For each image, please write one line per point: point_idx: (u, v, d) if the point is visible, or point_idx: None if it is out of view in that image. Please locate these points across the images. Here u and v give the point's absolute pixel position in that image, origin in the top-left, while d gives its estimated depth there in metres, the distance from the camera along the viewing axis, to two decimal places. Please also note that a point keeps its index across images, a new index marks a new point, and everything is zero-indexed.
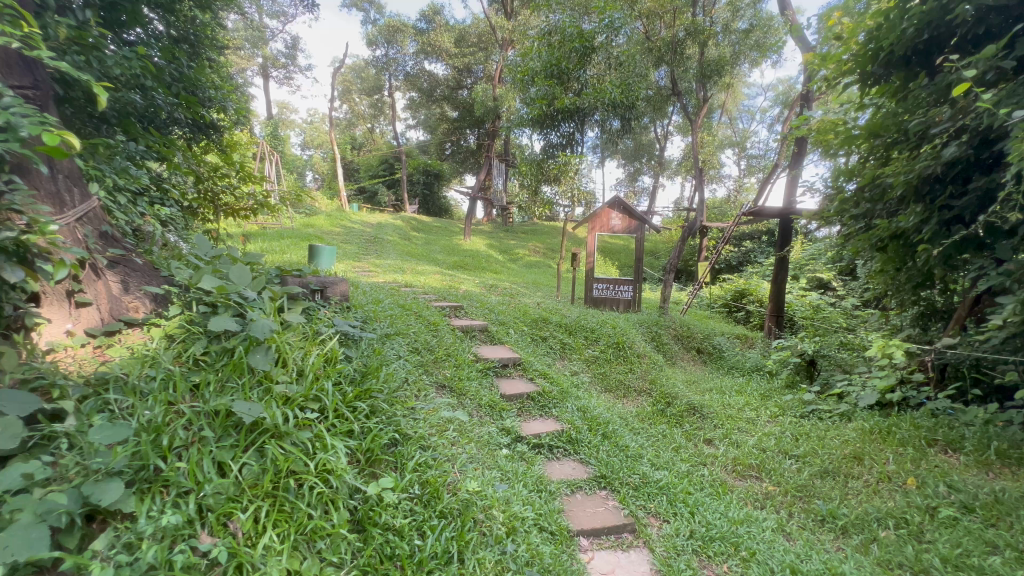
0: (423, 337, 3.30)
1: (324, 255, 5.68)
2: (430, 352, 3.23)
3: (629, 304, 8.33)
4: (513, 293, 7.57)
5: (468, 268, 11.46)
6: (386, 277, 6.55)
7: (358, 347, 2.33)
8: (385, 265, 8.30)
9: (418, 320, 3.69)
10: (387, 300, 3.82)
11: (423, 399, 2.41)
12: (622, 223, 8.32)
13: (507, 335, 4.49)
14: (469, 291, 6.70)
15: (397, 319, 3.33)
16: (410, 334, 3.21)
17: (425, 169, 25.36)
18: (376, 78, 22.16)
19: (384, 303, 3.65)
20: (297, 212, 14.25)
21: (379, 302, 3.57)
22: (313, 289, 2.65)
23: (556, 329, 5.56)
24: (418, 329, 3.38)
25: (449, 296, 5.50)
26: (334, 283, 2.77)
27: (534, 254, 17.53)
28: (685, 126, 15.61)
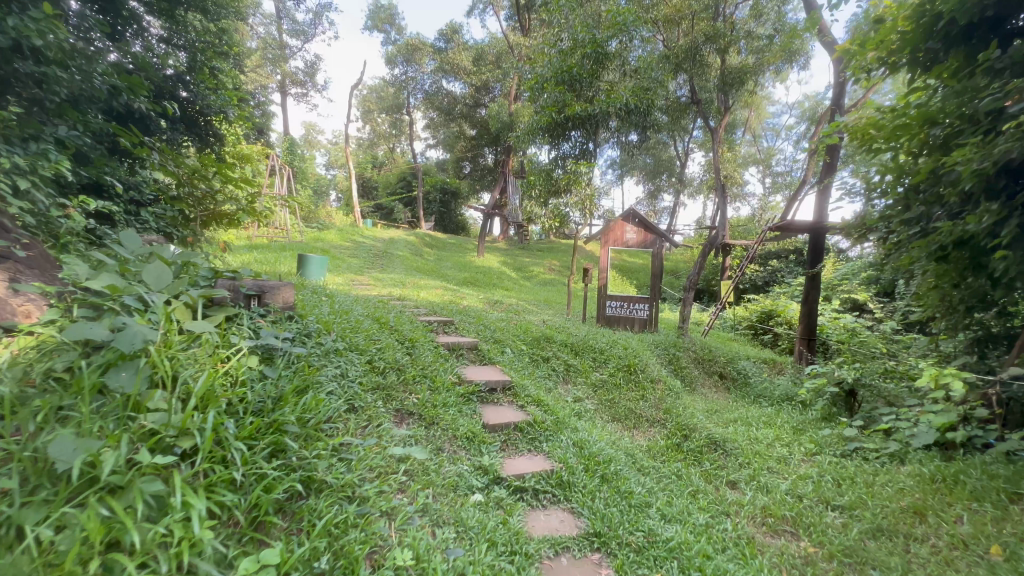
0: (391, 354, 2.85)
1: (312, 266, 5.42)
2: (398, 372, 2.77)
3: (646, 323, 7.73)
4: (520, 310, 7.07)
5: (478, 285, 11.07)
6: (381, 291, 6.17)
7: (286, 366, 1.90)
8: (386, 279, 7.94)
9: (392, 336, 3.25)
10: (359, 313, 3.40)
11: (367, 433, 1.94)
12: (638, 237, 7.81)
13: (500, 354, 4.01)
14: (470, 307, 6.27)
15: (363, 334, 2.89)
16: (376, 351, 2.77)
17: (442, 187, 25.36)
18: (396, 97, 22.47)
19: (354, 316, 3.22)
20: (309, 226, 14.21)
21: (346, 315, 3.15)
22: (248, 295, 2.30)
23: (560, 349, 5.04)
24: (387, 346, 2.94)
25: (443, 311, 5.05)
26: (276, 288, 2.40)
27: (549, 272, 17.03)
28: (706, 141, 15.14)
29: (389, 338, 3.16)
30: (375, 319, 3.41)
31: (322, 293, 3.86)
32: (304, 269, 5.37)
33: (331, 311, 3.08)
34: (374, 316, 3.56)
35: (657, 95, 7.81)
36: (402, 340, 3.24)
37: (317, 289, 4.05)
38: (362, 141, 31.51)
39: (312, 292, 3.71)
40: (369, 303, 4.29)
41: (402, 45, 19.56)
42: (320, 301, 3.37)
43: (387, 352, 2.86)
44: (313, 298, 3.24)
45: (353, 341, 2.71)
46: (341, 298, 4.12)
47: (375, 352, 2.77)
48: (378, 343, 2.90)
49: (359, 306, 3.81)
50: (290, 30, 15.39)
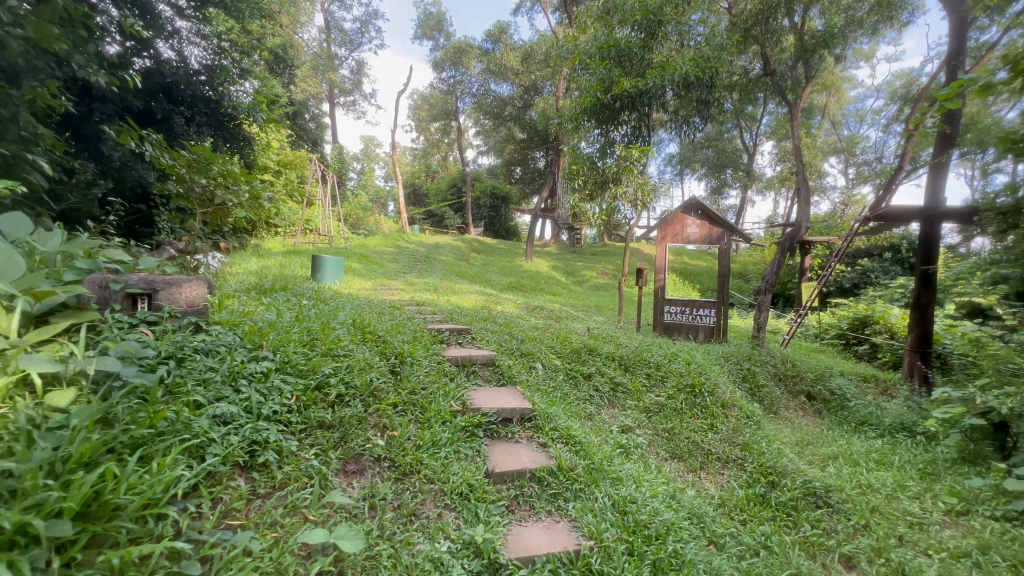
0: (362, 372, 2.17)
1: (326, 268, 4.93)
2: (367, 397, 2.08)
3: (712, 332, 6.62)
4: (562, 317, 6.24)
5: (523, 290, 10.33)
6: (406, 296, 5.57)
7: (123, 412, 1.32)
8: (419, 283, 7.38)
9: (376, 347, 2.55)
10: (341, 318, 2.75)
11: (250, 519, 1.31)
12: (701, 231, 6.70)
13: (525, 373, 3.21)
14: (504, 313, 5.53)
15: (327, 342, 2.23)
16: (338, 368, 2.10)
17: (492, 192, 24.95)
18: (445, 103, 22.38)
19: (329, 320, 2.56)
20: (355, 233, 14.18)
21: (317, 320, 2.50)
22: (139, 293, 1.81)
23: (604, 364, 4.16)
24: (359, 360, 2.25)
25: (464, 317, 4.35)
26: (180, 285, 1.94)
27: (602, 276, 15.95)
28: (780, 128, 13.51)
29: (370, 349, 2.48)
30: (358, 325, 2.74)
31: (311, 297, 3.27)
32: (319, 272, 4.90)
33: (296, 315, 2.44)
34: (363, 322, 2.90)
35: (722, 65, 6.61)
36: (390, 353, 2.54)
37: (312, 293, 3.49)
38: (415, 150, 31.92)
39: (296, 295, 3.12)
40: (371, 310, 3.66)
41: (449, 49, 19.33)
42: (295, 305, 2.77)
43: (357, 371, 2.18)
44: (284, 302, 2.64)
45: (303, 355, 2.05)
46: (338, 304, 3.52)
47: (336, 369, 2.09)
48: (348, 357, 2.23)
49: (354, 313, 3.18)
50: (339, 40, 16.38)
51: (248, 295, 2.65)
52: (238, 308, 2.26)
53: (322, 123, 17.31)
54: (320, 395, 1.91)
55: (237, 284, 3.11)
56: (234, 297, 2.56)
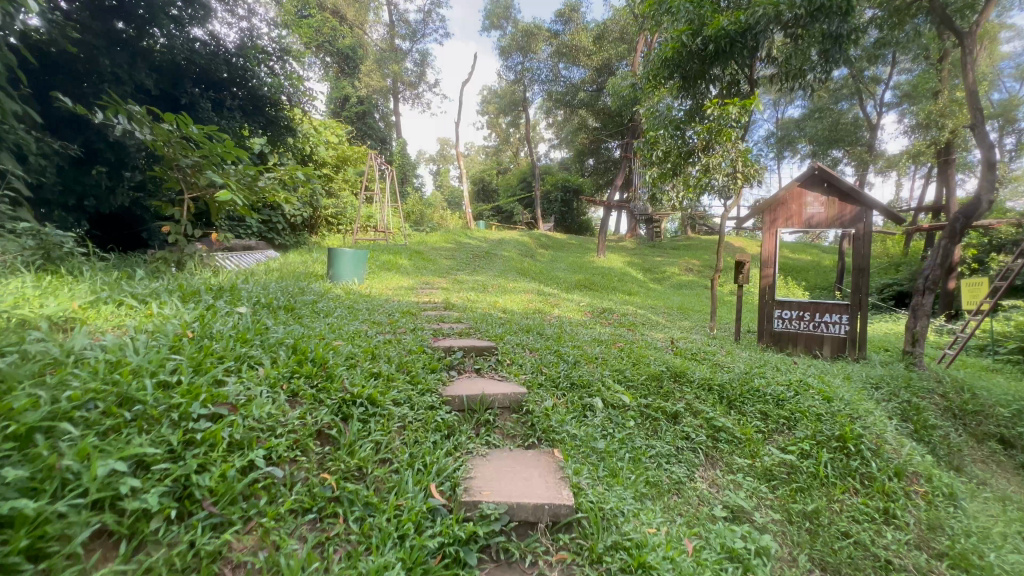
0: (227, 458, 1.12)
1: (344, 264, 4.13)
2: (224, 511, 1.05)
3: (842, 345, 4.98)
4: (637, 323, 5.00)
5: (591, 289, 9.09)
6: (443, 297, 4.63)
7: None
8: (469, 281, 6.45)
9: (312, 387, 1.53)
10: (280, 335, 1.78)
11: None
12: (827, 211, 5.05)
13: (572, 422, 2.06)
14: (560, 318, 4.39)
15: (191, 385, 1.23)
16: (178, 448, 1.08)
17: (563, 185, 23.72)
18: (513, 94, 21.53)
19: (243, 340, 1.59)
20: (418, 230, 13.76)
21: (219, 339, 1.53)
22: None
23: (696, 399, 2.91)
24: (244, 425, 1.23)
25: (500, 326, 3.28)
26: None
27: (685, 273, 14.15)
28: (918, 86, 10.90)
29: (295, 394, 1.47)
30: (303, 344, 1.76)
31: (280, 299, 2.40)
32: (335, 269, 4.12)
33: (178, 331, 1.48)
34: (323, 339, 1.94)
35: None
36: (330, 398, 1.51)
37: (293, 295, 2.65)
38: (486, 146, 31.48)
39: (251, 296, 2.25)
40: (369, 319, 2.72)
41: (516, 35, 18.32)
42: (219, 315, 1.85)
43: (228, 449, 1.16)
44: (181, 310, 1.68)
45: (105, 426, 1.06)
46: (328, 311, 2.64)
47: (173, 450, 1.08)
48: (225, 415, 1.22)
49: (331, 326, 2.25)
50: (403, 33, 16.14)
51: (149, 300, 1.79)
52: (45, 330, 1.30)
53: (390, 121, 17.16)
54: (66, 535, 0.86)
55: (183, 281, 2.32)
56: (99, 306, 1.63)
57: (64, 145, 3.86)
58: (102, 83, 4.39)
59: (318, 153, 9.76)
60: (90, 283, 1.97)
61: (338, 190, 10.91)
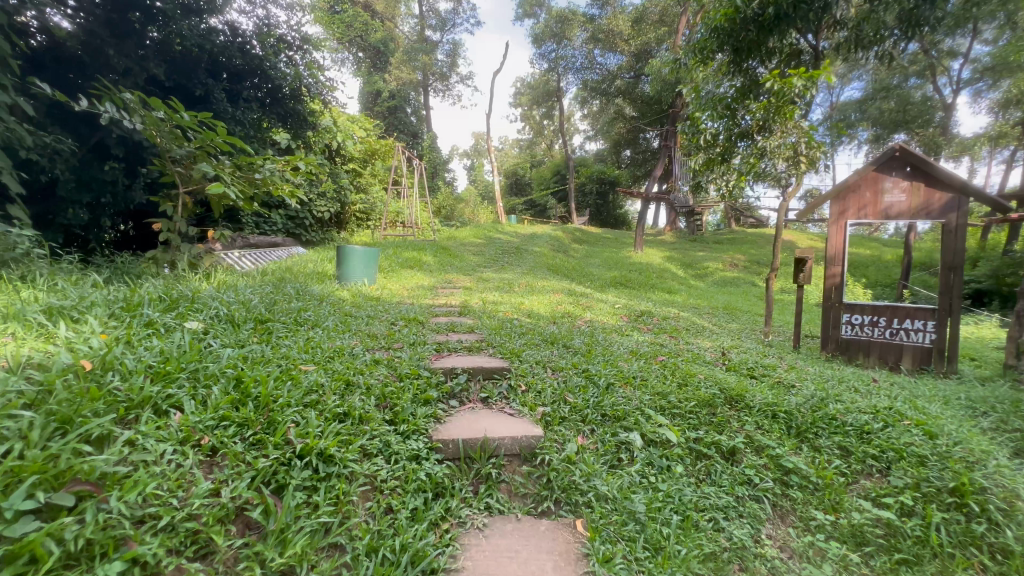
0: None
1: (354, 263, 3.79)
2: None
3: (927, 357, 4.25)
4: (680, 328, 4.45)
5: (627, 287, 8.53)
6: (461, 299, 4.24)
7: None
8: (495, 279, 6.02)
9: (243, 440, 1.14)
10: (224, 363, 1.39)
11: None
12: (909, 199, 4.32)
13: (602, 468, 1.60)
14: (590, 323, 3.91)
15: (34, 459, 0.86)
16: None
17: (598, 177, 22.96)
18: (547, 84, 20.95)
19: (162, 374, 1.21)
20: (448, 226, 13.51)
21: (126, 375, 1.16)
22: None
23: (758, 430, 2.38)
24: (103, 519, 0.84)
25: (521, 335, 2.84)
26: None
27: (729, 269, 13.26)
28: (1005, 58, 9.62)
29: (214, 453, 1.07)
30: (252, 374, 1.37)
31: (255, 307, 2.04)
32: (345, 269, 3.79)
33: (67, 364, 1.12)
34: (288, 365, 1.55)
35: None
36: (265, 457, 1.11)
37: (277, 301, 2.29)
38: (519, 139, 30.95)
39: (217, 304, 1.89)
40: (363, 329, 2.33)
41: (550, 22, 17.66)
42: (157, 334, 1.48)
43: (63, 565, 0.78)
44: (97, 329, 1.33)
45: None
46: (318, 321, 2.28)
47: None
48: (73, 506, 0.84)
49: (309, 343, 1.87)
50: (434, 25, 15.86)
51: (71, 314, 1.45)
52: None
53: (422, 115, 16.98)
54: None
55: (144, 287, 1.99)
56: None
57: (59, 140, 3.73)
58: (108, 75, 4.17)
59: (345, 147, 9.57)
60: (19, 290, 1.67)
61: (366, 185, 10.72)
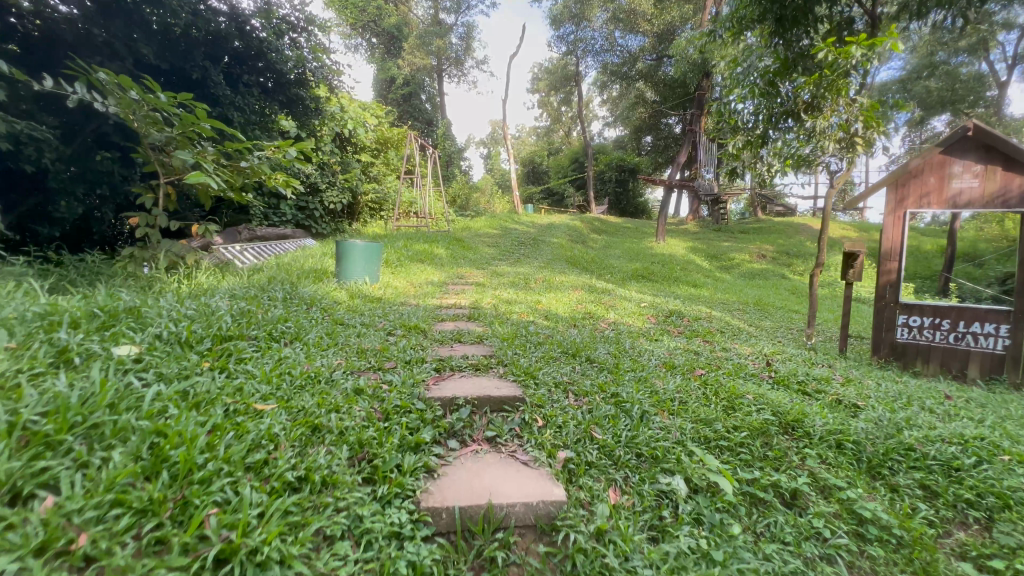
0: None
1: (354, 260, 3.46)
2: None
3: (998, 364, 3.75)
4: (714, 330, 4.03)
5: (649, 281, 8.08)
6: (472, 298, 3.88)
7: None
8: (511, 274, 5.64)
9: (138, 537, 0.81)
10: (146, 408, 1.07)
11: None
12: (982, 185, 3.80)
13: (642, 540, 1.21)
14: (613, 326, 3.52)
15: None
16: None
17: (618, 164, 22.25)
18: (565, 68, 20.29)
19: (38, 437, 0.88)
20: (463, 216, 13.16)
21: None
22: None
23: (822, 466, 1.97)
24: None
25: (536, 345, 2.47)
26: None
27: (757, 260, 12.64)
28: None
29: (86, 565, 0.75)
30: (179, 425, 1.04)
31: (220, 318, 1.71)
32: (344, 266, 3.47)
33: None
34: (240, 404, 1.21)
35: None
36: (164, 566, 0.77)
37: (253, 309, 1.96)
38: (537, 126, 30.27)
39: (170, 318, 1.56)
40: (352, 343, 1.99)
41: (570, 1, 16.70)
42: (70, 365, 1.17)
43: None
44: None
45: None
46: (300, 333, 1.95)
47: None
48: None
49: (280, 367, 1.53)
50: (447, 7, 15.34)
51: None
52: None
53: (437, 102, 16.58)
54: None
55: (90, 295, 1.68)
56: None
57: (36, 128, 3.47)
58: (94, 59, 3.88)
59: (356, 135, 9.23)
60: None
61: (379, 174, 10.41)
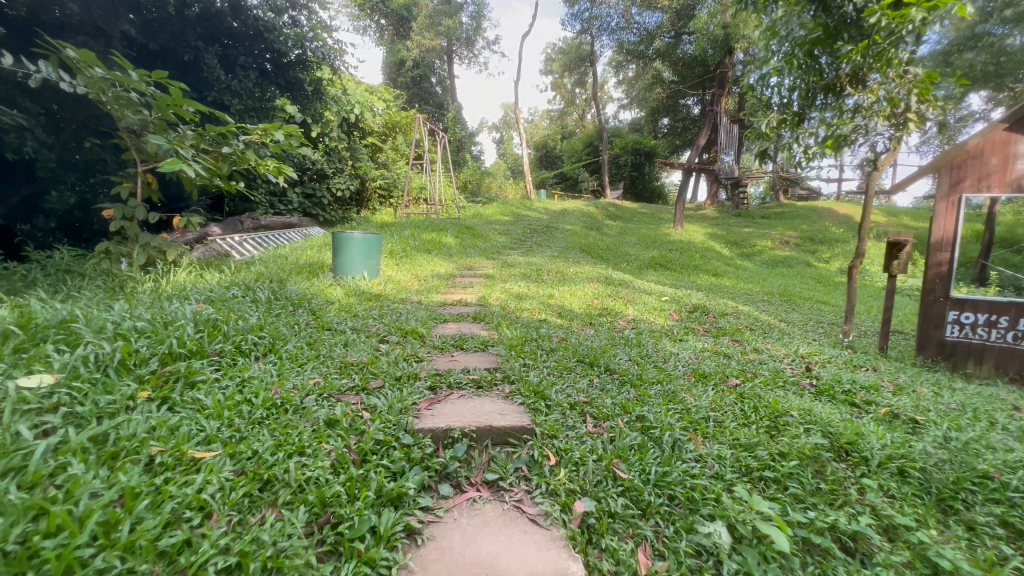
0: None
1: (351, 253, 3.21)
2: None
3: None
4: (742, 327, 3.70)
5: (667, 270, 7.72)
6: (479, 293, 3.61)
7: None
8: (522, 265, 5.35)
9: None
10: (36, 471, 0.83)
11: None
12: None
13: None
14: (633, 325, 3.23)
15: None
16: None
17: (634, 147, 21.60)
18: (579, 47, 19.64)
19: None
20: (474, 203, 12.85)
21: None
22: None
23: (884, 499, 1.65)
24: None
25: (548, 351, 2.20)
26: None
27: (779, 247, 12.13)
28: None
29: None
30: (74, 497, 0.80)
31: (179, 329, 1.47)
32: (342, 260, 3.22)
33: None
34: (171, 451, 0.97)
35: None
36: None
37: (225, 315, 1.72)
38: (550, 109, 29.56)
39: (113, 333, 1.33)
40: (338, 354, 1.74)
41: None
42: None
43: None
44: None
45: None
46: (278, 343, 1.70)
47: None
48: None
49: (239, 391, 1.29)
50: None
51: None
52: None
53: (447, 85, 16.17)
54: None
55: (28, 303, 1.45)
56: None
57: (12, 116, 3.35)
58: (77, 38, 3.68)
59: (363, 120, 8.93)
60: None
61: (387, 160, 10.13)
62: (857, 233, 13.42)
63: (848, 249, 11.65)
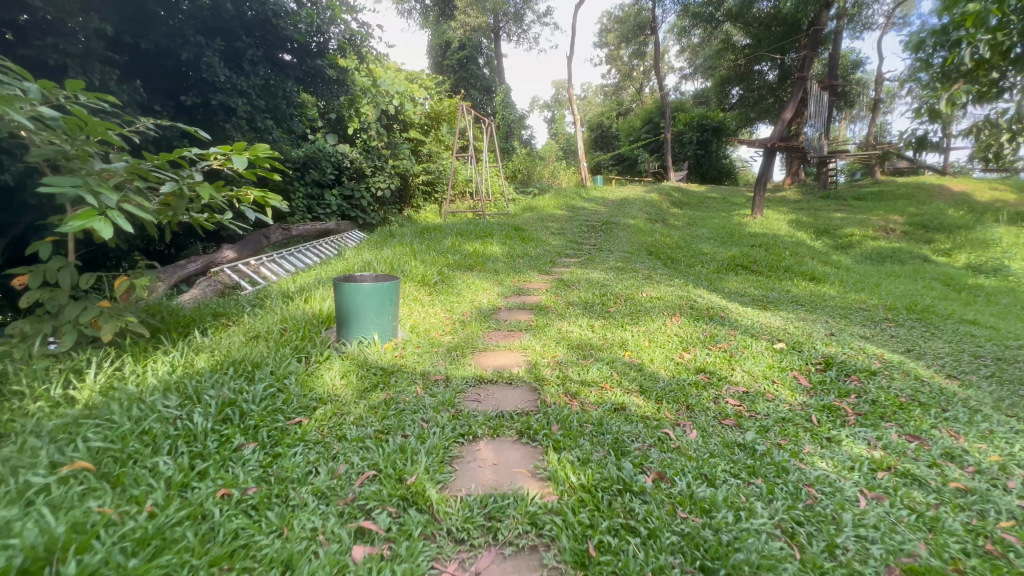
0: None
1: (358, 310, 2.41)
2: None
3: None
4: (906, 399, 2.56)
5: (754, 276, 6.45)
6: (525, 350, 2.71)
7: None
8: (582, 286, 4.37)
9: None
10: None
11: None
12: None
13: None
14: (747, 413, 2.21)
15: None
16: None
17: (700, 123, 19.57)
18: (638, 14, 17.79)
19: None
20: (524, 194, 11.86)
21: None
22: None
23: None
24: None
25: (645, 538, 1.26)
26: None
27: (882, 236, 10.28)
28: None
29: None
30: None
31: None
32: (347, 319, 2.44)
33: None
34: None
35: None
36: None
37: (68, 534, 0.96)
38: (607, 84, 27.57)
39: None
40: None
41: None
42: None
43: None
44: None
45: None
46: None
47: None
48: None
49: None
50: None
51: None
52: None
53: (496, 66, 15.07)
54: None
55: None
56: None
57: None
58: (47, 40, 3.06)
59: (403, 111, 8.20)
60: None
61: (431, 153, 9.36)
62: (982, 216, 11.15)
63: (974, 236, 9.63)
